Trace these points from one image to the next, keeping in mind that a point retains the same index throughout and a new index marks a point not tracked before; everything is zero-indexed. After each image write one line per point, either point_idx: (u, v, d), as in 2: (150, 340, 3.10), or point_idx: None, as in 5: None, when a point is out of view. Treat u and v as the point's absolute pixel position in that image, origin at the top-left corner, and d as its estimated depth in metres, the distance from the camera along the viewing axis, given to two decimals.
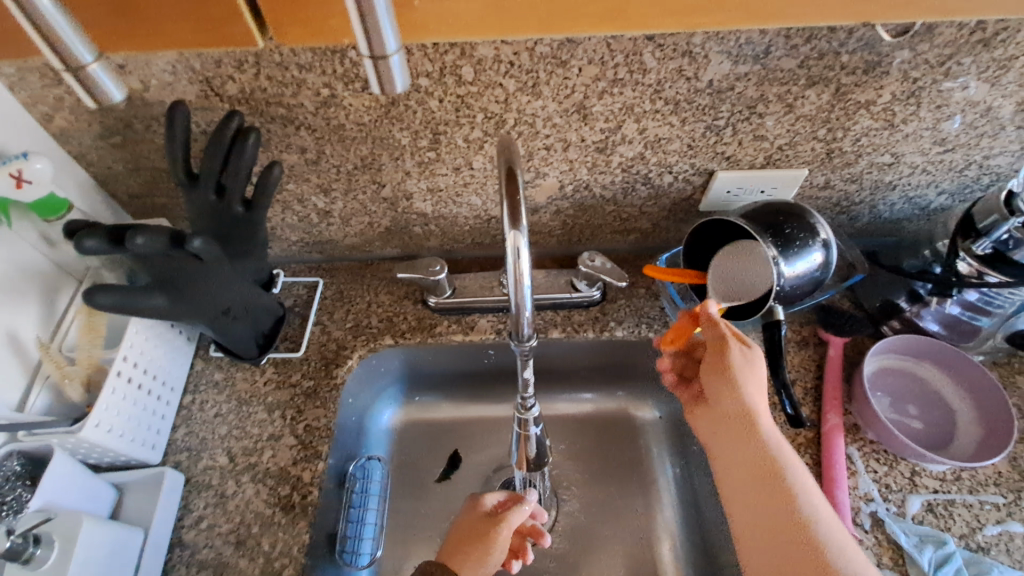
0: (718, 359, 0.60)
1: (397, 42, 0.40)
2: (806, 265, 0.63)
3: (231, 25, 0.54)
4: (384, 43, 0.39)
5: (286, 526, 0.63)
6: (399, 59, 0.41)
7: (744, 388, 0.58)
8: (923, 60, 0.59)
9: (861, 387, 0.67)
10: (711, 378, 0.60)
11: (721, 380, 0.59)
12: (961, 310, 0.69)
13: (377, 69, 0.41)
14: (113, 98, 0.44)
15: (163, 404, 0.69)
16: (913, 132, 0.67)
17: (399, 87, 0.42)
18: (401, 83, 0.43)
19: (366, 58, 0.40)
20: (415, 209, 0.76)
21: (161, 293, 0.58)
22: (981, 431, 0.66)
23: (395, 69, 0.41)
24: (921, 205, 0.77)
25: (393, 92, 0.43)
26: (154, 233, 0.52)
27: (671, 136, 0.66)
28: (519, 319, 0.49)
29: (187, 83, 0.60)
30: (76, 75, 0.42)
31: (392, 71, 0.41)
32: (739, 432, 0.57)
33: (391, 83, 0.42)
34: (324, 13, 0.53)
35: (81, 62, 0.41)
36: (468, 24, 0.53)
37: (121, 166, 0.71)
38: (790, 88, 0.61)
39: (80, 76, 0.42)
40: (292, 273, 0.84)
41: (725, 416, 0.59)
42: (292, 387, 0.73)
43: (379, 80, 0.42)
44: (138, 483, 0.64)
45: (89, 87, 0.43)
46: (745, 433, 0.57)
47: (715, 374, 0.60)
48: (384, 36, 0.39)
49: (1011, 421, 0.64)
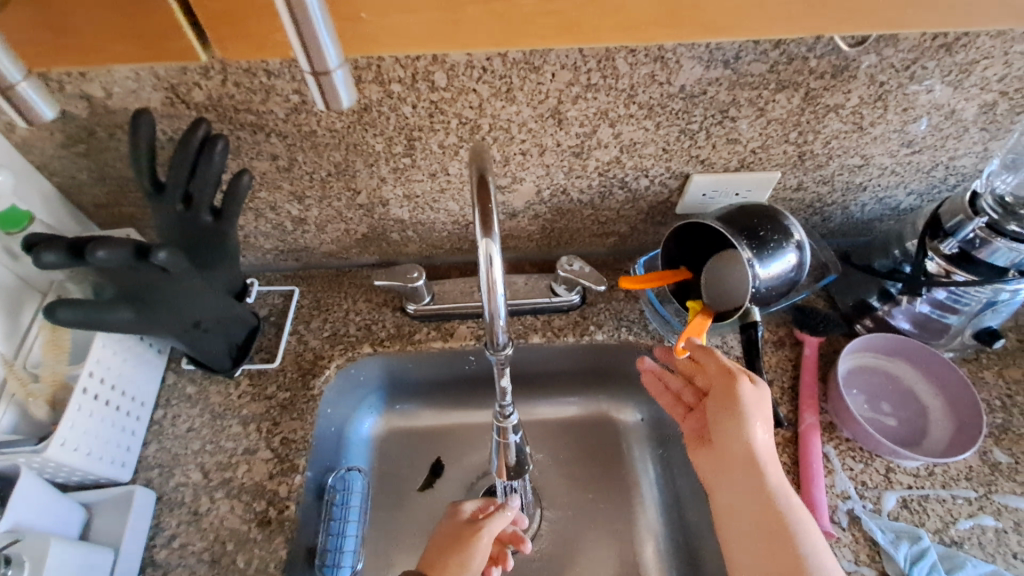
0: (727, 394, 0.60)
1: (339, 57, 0.39)
2: (780, 266, 0.64)
3: (166, 40, 0.49)
4: (325, 59, 0.38)
5: (262, 542, 0.62)
6: (343, 74, 0.40)
7: (751, 425, 0.58)
8: (889, 64, 0.61)
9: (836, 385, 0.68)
10: (719, 411, 0.60)
11: (730, 419, 0.59)
12: (931, 309, 0.70)
13: (320, 86, 0.40)
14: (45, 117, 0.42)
15: (133, 420, 0.67)
16: (881, 135, 0.68)
17: (346, 102, 0.41)
18: (348, 98, 0.41)
19: (308, 76, 0.40)
20: (391, 216, 0.75)
21: (128, 307, 0.57)
22: (952, 426, 0.68)
23: (340, 85, 0.40)
24: (891, 205, 0.78)
25: (339, 108, 0.41)
26: (116, 245, 0.50)
27: (646, 141, 0.67)
28: (493, 327, 0.48)
29: (152, 91, 0.59)
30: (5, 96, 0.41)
31: (336, 87, 0.40)
32: (743, 472, 0.57)
33: (335, 98, 0.41)
34: (268, 26, 0.47)
35: (9, 81, 0.40)
36: (423, 38, 0.49)
37: (85, 176, 0.68)
38: (761, 92, 0.62)
39: (9, 96, 0.41)
40: (267, 282, 0.82)
41: (730, 452, 0.58)
42: (268, 399, 0.71)
43: (323, 97, 0.41)
44: (106, 502, 0.62)
45: (20, 108, 0.41)
46: (749, 469, 0.57)
47: (721, 409, 0.60)
48: (324, 53, 0.38)
49: (980, 417, 0.66)
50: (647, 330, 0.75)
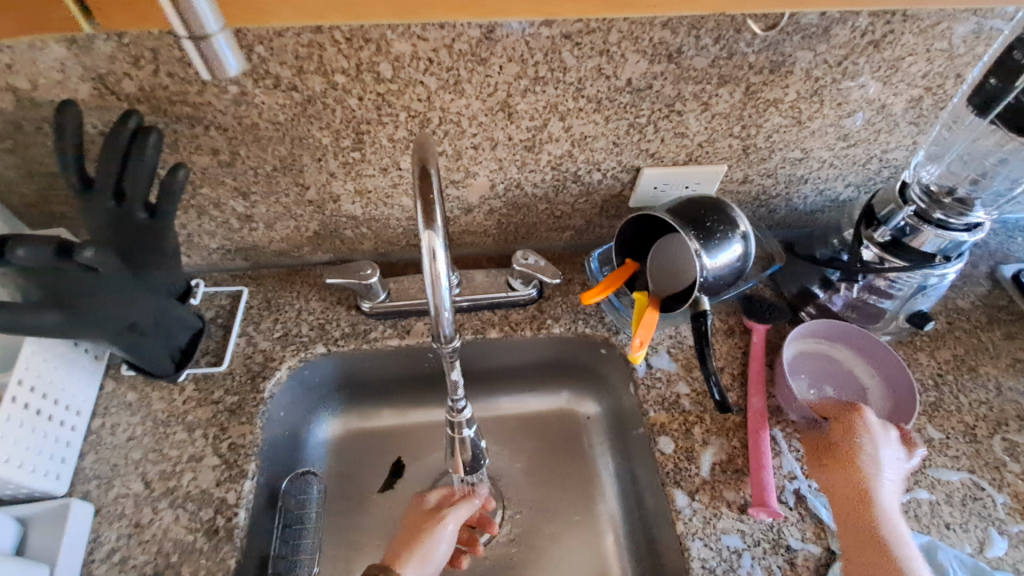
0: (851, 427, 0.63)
1: (217, 24, 0.42)
2: (727, 257, 0.66)
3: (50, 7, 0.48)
4: (202, 23, 0.41)
5: (209, 552, 0.59)
6: (224, 40, 0.43)
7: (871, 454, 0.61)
8: (822, 60, 0.63)
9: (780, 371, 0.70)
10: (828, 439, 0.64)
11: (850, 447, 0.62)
12: (868, 294, 0.73)
13: (201, 50, 0.43)
14: None
15: (68, 430, 0.64)
16: (819, 129, 0.71)
17: (231, 69, 0.45)
18: (233, 66, 0.45)
19: (186, 40, 0.43)
20: (343, 212, 0.74)
21: (54, 308, 0.53)
22: (888, 406, 0.71)
23: (222, 50, 0.43)
24: (831, 197, 0.82)
25: (223, 73, 0.45)
26: (36, 243, 0.47)
27: (597, 135, 0.67)
28: (440, 320, 0.48)
29: (79, 81, 0.56)
30: None
31: (218, 52, 0.43)
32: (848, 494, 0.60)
33: (219, 65, 0.44)
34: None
35: None
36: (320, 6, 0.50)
37: (10, 172, 0.64)
38: (705, 87, 0.64)
39: None
40: (213, 282, 0.79)
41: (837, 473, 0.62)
42: (215, 404, 0.68)
43: (208, 64, 0.44)
44: (39, 518, 0.58)
45: None
46: (862, 496, 0.59)
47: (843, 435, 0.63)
48: (201, 18, 0.41)
49: (913, 397, 0.69)
50: (604, 323, 0.76)
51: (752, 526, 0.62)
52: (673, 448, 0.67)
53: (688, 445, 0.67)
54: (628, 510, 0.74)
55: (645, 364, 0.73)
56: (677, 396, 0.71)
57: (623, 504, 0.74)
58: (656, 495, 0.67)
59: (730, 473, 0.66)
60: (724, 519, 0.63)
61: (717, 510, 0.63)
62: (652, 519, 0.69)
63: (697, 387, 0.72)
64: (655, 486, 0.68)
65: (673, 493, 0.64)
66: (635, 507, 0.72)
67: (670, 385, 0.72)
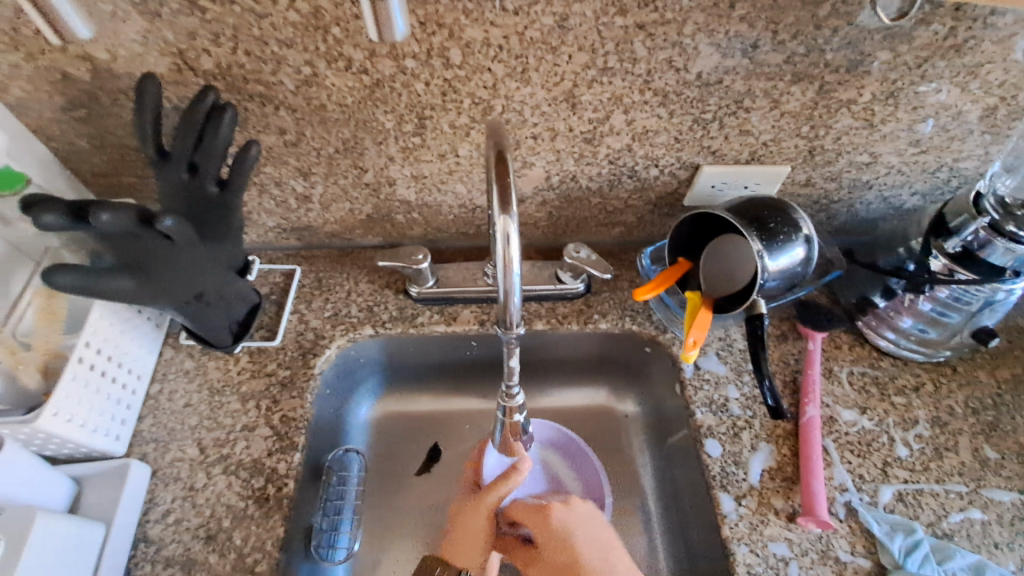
0: None
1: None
2: (788, 260, 0.64)
3: None
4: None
5: (260, 519, 0.61)
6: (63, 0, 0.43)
7: None
8: (901, 62, 0.61)
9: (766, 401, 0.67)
10: None
11: None
12: (932, 307, 0.70)
13: (374, 10, 0.40)
14: (394, 35, 0.42)
15: (129, 393, 0.66)
16: (891, 133, 0.69)
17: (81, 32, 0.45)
18: (400, 30, 0.42)
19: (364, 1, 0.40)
20: (398, 197, 0.74)
21: (127, 273, 0.55)
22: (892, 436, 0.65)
23: (395, 13, 0.41)
24: (895, 205, 0.79)
25: (390, 37, 0.42)
26: (119, 209, 0.49)
27: (659, 129, 0.66)
28: (507, 306, 0.48)
29: (159, 56, 0.57)
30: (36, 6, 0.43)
31: (390, 14, 0.40)
32: None
33: (389, 29, 0.42)
34: None
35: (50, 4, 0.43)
36: None
37: (84, 142, 0.66)
38: (776, 84, 0.62)
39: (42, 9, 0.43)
40: (268, 260, 0.81)
41: None
42: (268, 377, 0.70)
43: (378, 29, 0.42)
44: (98, 476, 0.61)
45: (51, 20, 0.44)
46: None
47: None
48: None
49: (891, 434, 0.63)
50: (651, 321, 0.75)
51: (800, 536, 0.61)
52: (720, 451, 0.66)
53: (735, 450, 0.66)
54: (666, 511, 0.73)
55: (693, 365, 0.72)
56: (725, 399, 0.70)
57: (661, 505, 0.74)
58: (700, 498, 0.66)
59: (779, 481, 0.65)
60: (771, 526, 0.62)
61: (764, 516, 0.62)
62: (691, 521, 0.68)
63: (748, 392, 0.71)
64: (699, 488, 0.67)
65: (719, 497, 0.63)
66: (674, 508, 0.71)
67: (718, 388, 0.71)
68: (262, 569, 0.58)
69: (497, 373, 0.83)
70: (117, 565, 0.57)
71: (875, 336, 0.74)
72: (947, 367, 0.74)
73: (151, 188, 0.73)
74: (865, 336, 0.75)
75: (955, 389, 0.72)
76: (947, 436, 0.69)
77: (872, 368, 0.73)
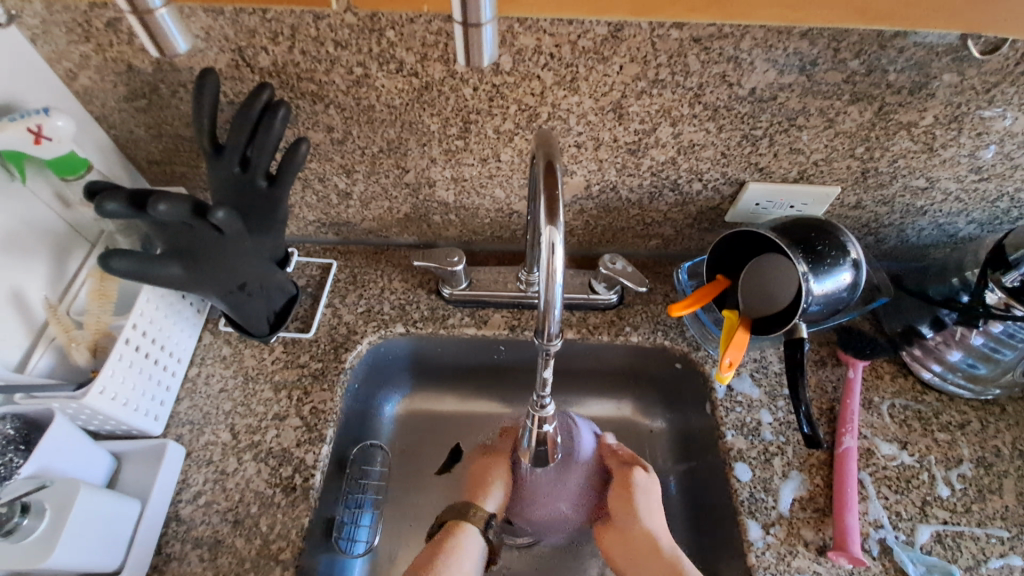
0: None
1: (492, 11, 0.38)
2: (833, 284, 0.62)
3: None
4: (480, 9, 0.37)
5: (286, 508, 0.62)
6: (169, 16, 0.41)
7: None
8: (968, 85, 0.58)
9: (810, 428, 0.63)
10: None
11: None
12: (984, 342, 0.65)
13: (467, 38, 0.39)
14: (485, 61, 0.41)
15: (169, 374, 0.68)
16: (951, 158, 0.66)
17: (180, 47, 0.43)
18: (488, 55, 0.41)
19: (457, 25, 0.39)
20: (436, 198, 0.75)
21: (178, 261, 0.57)
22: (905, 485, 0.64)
23: (487, 41, 0.40)
24: (949, 232, 0.76)
25: (479, 64, 0.41)
26: (176, 201, 0.50)
27: (706, 143, 0.65)
28: (547, 317, 0.47)
29: (219, 52, 0.59)
30: (141, 20, 0.40)
31: (482, 41, 0.39)
32: None
33: (479, 54, 0.40)
34: None
35: (150, 6, 0.40)
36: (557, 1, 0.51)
37: (142, 131, 0.68)
38: (834, 102, 0.60)
39: (147, 22, 0.41)
40: (306, 253, 0.83)
41: None
42: (301, 368, 0.72)
43: (467, 53, 0.40)
44: (137, 454, 0.63)
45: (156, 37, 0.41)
46: None
47: None
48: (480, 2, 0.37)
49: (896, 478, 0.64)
50: (684, 337, 0.74)
51: (830, 570, 0.59)
52: (750, 476, 0.65)
53: (766, 476, 0.65)
54: (690, 533, 0.71)
55: (726, 386, 0.71)
56: (758, 423, 0.68)
57: (684, 525, 0.72)
58: (725, 522, 0.65)
59: (810, 512, 0.63)
60: (799, 558, 0.60)
61: (792, 547, 0.60)
62: (713, 544, 0.67)
63: (781, 417, 0.69)
64: (724, 512, 0.65)
65: (746, 523, 0.62)
66: (698, 530, 0.70)
67: (751, 411, 0.69)
68: (286, 557, 0.60)
69: (523, 379, 0.83)
70: (149, 541, 0.59)
71: (920, 368, 0.71)
72: (995, 405, 0.71)
73: (201, 177, 0.75)
74: (909, 367, 0.73)
75: (1003, 429, 0.69)
76: (991, 477, 0.65)
77: (914, 401, 0.70)
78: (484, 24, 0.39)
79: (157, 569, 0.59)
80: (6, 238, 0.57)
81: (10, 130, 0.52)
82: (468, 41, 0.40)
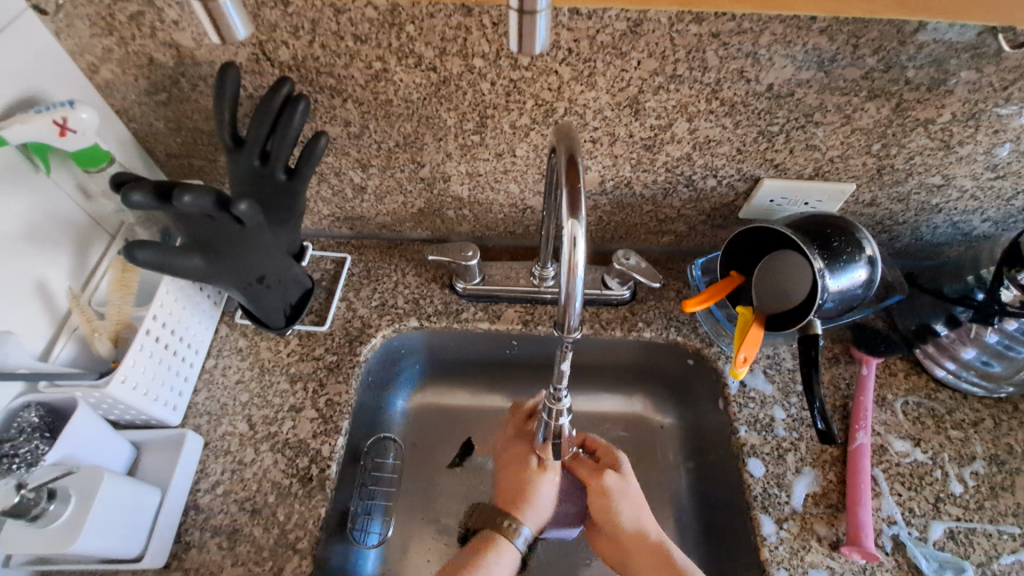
0: None
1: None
2: (849, 281, 0.62)
3: None
4: None
5: (303, 498, 0.63)
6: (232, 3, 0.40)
7: None
8: (986, 82, 0.58)
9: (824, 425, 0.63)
10: None
11: None
12: (998, 339, 0.65)
13: (521, 26, 0.39)
14: (536, 49, 0.41)
15: (187, 366, 0.69)
16: (968, 156, 0.66)
17: (240, 35, 0.42)
18: (539, 45, 0.41)
19: (513, 11, 0.39)
20: (451, 192, 0.75)
21: (199, 254, 0.57)
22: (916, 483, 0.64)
23: (539, 31, 0.40)
24: (963, 230, 0.76)
25: (530, 49, 0.41)
26: (201, 193, 0.51)
27: (722, 139, 0.65)
28: (568, 311, 0.48)
29: (239, 46, 0.60)
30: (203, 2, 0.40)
31: (535, 29, 0.39)
32: None
33: (532, 40, 0.40)
34: None
35: None
36: None
37: (162, 125, 0.69)
38: (850, 99, 0.60)
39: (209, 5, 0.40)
40: (320, 247, 0.84)
41: None
42: (316, 360, 0.73)
43: (519, 35, 0.40)
44: (156, 444, 0.64)
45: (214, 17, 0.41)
46: None
47: None
48: None
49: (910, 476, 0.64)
50: (697, 333, 0.74)
51: (843, 565, 0.59)
52: (763, 471, 0.65)
53: (779, 471, 0.65)
54: (701, 527, 0.71)
55: (738, 382, 0.71)
56: (770, 419, 0.69)
57: (694, 519, 0.72)
58: (738, 517, 0.65)
59: (823, 508, 0.63)
60: (813, 553, 0.60)
61: (805, 542, 0.61)
62: (725, 539, 0.67)
63: (794, 413, 0.69)
64: (737, 507, 0.66)
65: (759, 519, 0.62)
66: (709, 525, 0.70)
67: (764, 407, 0.69)
68: (303, 546, 0.60)
69: (535, 374, 0.83)
70: (169, 529, 0.59)
71: (934, 366, 0.71)
72: (1008, 403, 0.71)
73: (217, 171, 0.75)
74: (922, 365, 0.73)
75: (1016, 427, 0.69)
76: (1004, 475, 0.65)
77: (927, 399, 0.70)
78: (538, 11, 0.39)
79: (176, 556, 0.60)
80: (30, 229, 0.58)
81: (36, 123, 0.53)
82: (521, 25, 0.40)
